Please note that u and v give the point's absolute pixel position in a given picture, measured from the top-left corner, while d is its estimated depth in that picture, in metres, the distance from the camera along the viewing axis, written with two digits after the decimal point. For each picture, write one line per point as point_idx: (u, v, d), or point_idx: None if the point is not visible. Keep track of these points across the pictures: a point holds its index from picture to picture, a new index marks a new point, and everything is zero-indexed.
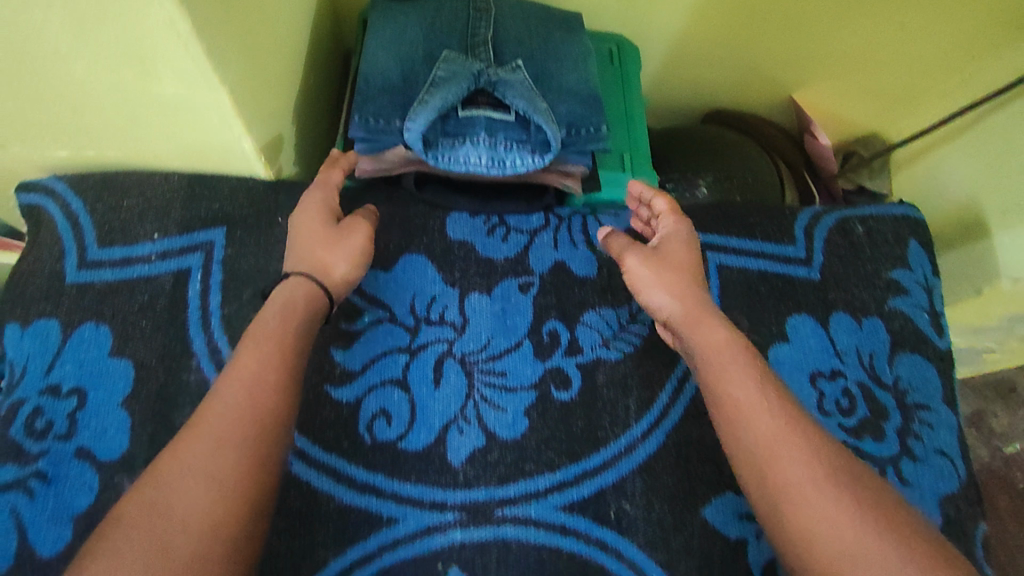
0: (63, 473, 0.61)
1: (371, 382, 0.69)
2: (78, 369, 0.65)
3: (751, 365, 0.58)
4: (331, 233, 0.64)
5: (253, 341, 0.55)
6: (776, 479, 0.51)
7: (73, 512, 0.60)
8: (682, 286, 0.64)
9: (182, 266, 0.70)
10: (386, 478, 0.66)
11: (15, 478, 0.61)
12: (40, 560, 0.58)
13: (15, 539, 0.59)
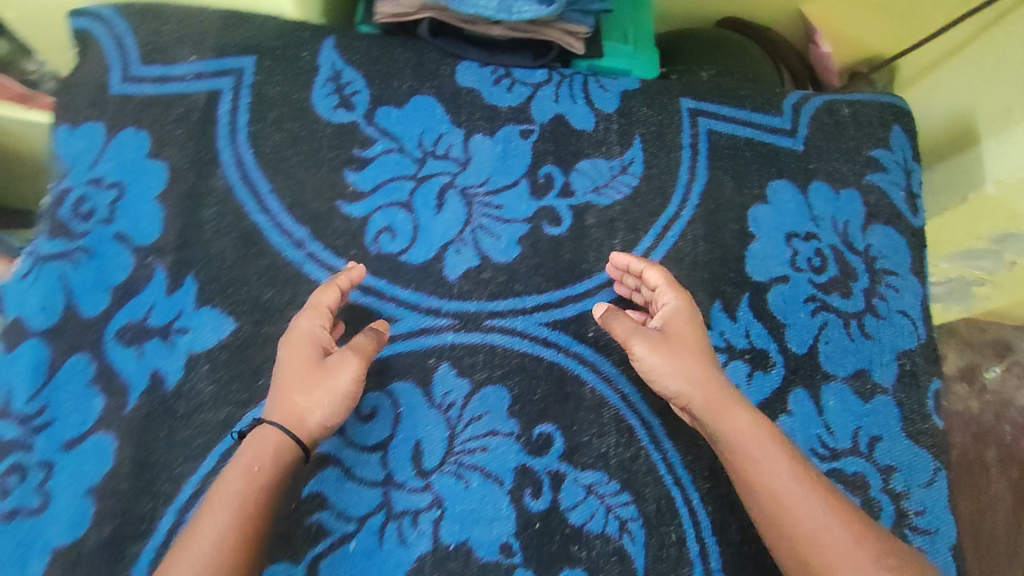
0: (104, 251, 0.69)
1: (380, 201, 0.75)
2: (119, 167, 0.72)
3: (772, 448, 0.62)
4: (316, 371, 0.62)
5: (210, 508, 0.55)
6: (822, 565, 0.56)
7: (110, 284, 0.68)
8: (701, 373, 0.65)
9: (214, 86, 0.76)
10: (388, 284, 0.72)
11: (62, 251, 0.69)
12: (83, 319, 0.66)
13: (62, 298, 0.67)
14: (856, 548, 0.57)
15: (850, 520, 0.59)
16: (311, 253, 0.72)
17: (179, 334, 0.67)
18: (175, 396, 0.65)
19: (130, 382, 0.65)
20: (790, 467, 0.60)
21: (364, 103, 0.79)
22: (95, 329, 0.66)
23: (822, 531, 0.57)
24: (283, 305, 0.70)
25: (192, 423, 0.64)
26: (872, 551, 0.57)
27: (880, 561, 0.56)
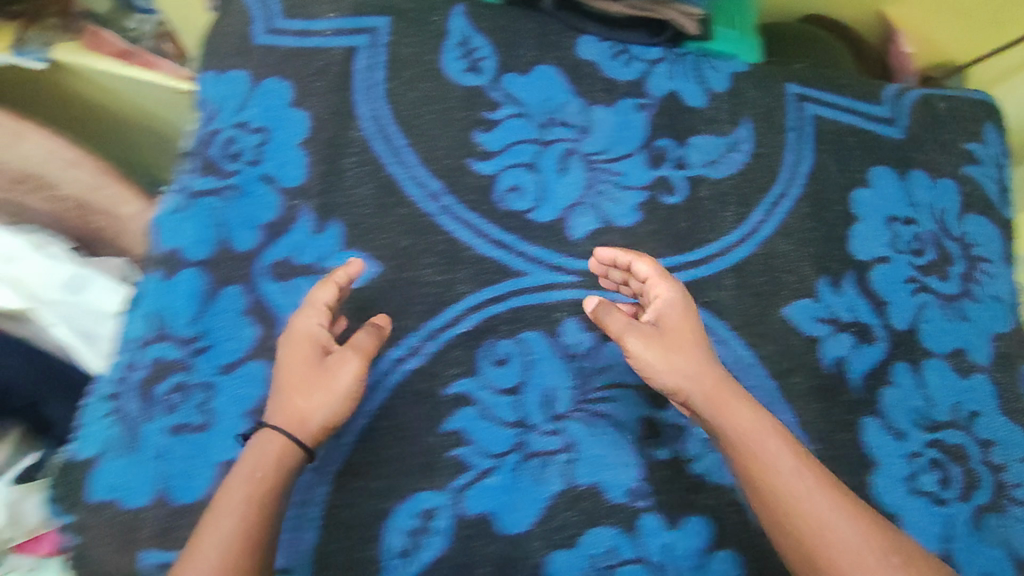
0: (251, 190, 0.72)
1: (508, 162, 0.78)
2: (265, 112, 0.75)
3: (776, 442, 0.59)
4: (318, 371, 0.61)
5: (215, 515, 0.54)
6: (832, 564, 0.54)
7: (258, 222, 0.71)
8: (694, 367, 0.63)
9: (352, 43, 0.79)
10: (517, 239, 0.75)
11: (213, 188, 0.72)
12: (237, 254, 0.70)
13: (216, 230, 0.70)
14: (865, 545, 0.55)
15: (857, 514, 0.56)
16: (446, 207, 0.75)
17: (326, 272, 0.71)
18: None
19: (281, 314, 0.68)
20: (794, 462, 0.58)
21: (491, 69, 0.81)
22: (247, 263, 0.70)
23: (830, 529, 0.55)
24: (419, 252, 0.73)
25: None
26: (882, 548, 0.54)
27: (890, 558, 0.54)
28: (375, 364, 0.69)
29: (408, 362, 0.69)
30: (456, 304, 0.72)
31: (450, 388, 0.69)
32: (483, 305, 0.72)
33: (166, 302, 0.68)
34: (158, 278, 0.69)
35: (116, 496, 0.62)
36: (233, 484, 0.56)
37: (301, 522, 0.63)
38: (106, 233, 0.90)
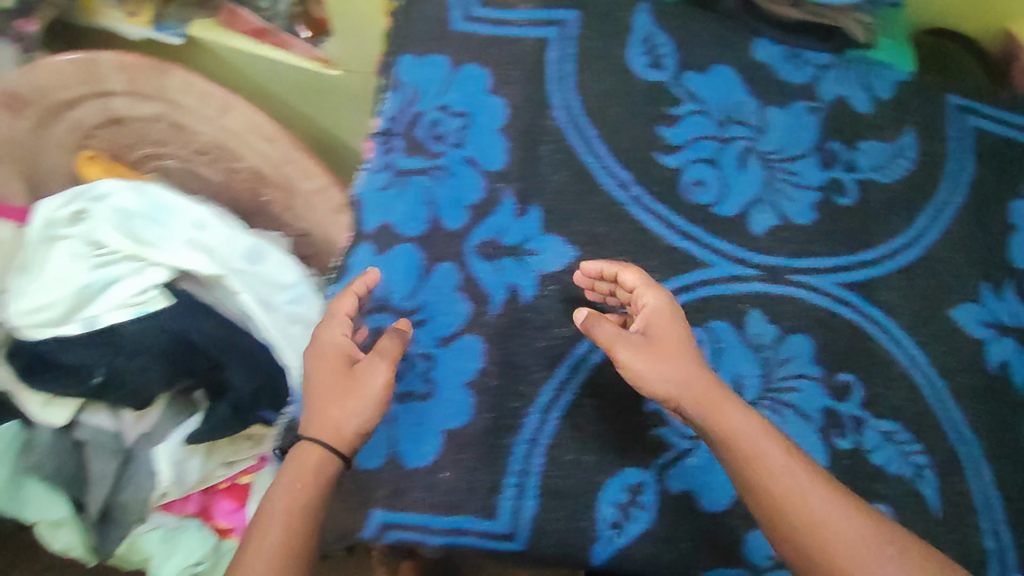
0: (456, 172, 0.75)
1: (692, 157, 0.80)
2: (465, 97, 0.78)
3: (769, 441, 0.57)
4: (345, 379, 0.61)
5: (261, 525, 0.55)
6: (833, 560, 0.52)
7: (464, 203, 0.74)
8: (706, 379, 0.60)
9: (543, 35, 0.81)
10: (704, 231, 0.78)
11: (421, 167, 0.75)
12: (447, 233, 0.73)
13: (426, 209, 0.73)
14: (857, 538, 0.53)
15: (856, 509, 0.55)
16: (636, 197, 0.78)
17: (529, 255, 0.74)
18: (529, 309, 0.72)
19: (491, 291, 0.72)
20: (787, 461, 0.56)
21: (672, 66, 0.83)
22: (458, 241, 0.73)
23: (824, 526, 0.53)
24: (614, 240, 0.76)
25: (546, 334, 0.71)
26: (873, 541, 0.53)
27: (882, 548, 0.53)
28: (574, 346, 0.71)
29: None
30: None
31: None
32: (675, 293, 0.76)
33: (382, 275, 0.71)
34: (371, 250, 0.73)
35: None
36: (274, 496, 0.57)
37: (520, 492, 0.66)
38: (272, 207, 0.91)
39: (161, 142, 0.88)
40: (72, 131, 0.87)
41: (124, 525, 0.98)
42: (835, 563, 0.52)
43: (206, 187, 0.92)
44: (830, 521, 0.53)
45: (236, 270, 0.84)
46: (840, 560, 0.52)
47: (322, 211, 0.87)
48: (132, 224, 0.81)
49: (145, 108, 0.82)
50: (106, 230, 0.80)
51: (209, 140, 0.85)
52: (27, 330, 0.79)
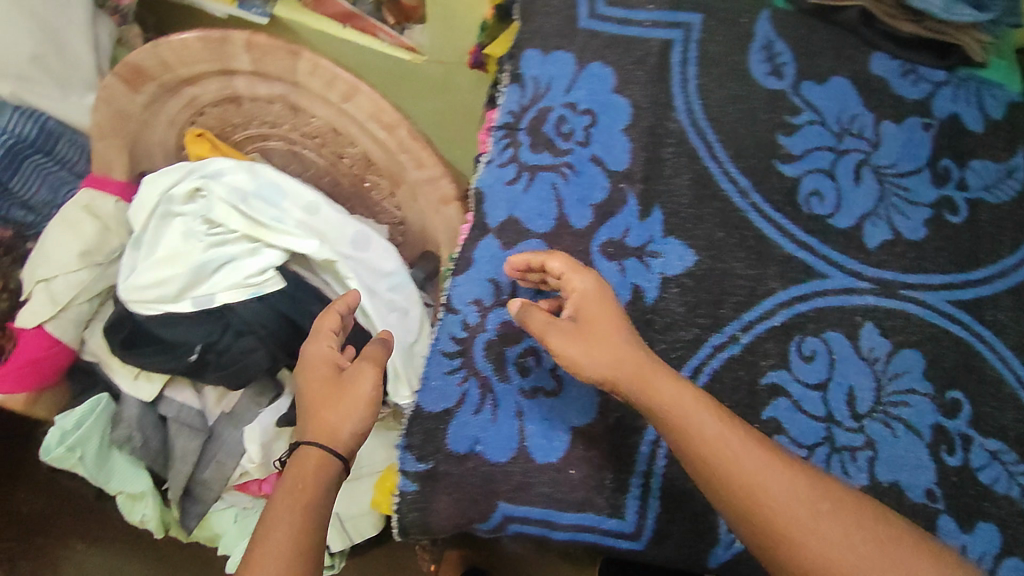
0: (584, 169, 0.75)
1: (810, 167, 0.81)
2: (591, 95, 0.78)
3: (700, 408, 0.58)
4: (335, 388, 0.68)
5: (268, 524, 0.60)
6: (775, 521, 0.54)
7: (590, 202, 0.74)
8: (570, 347, 0.61)
9: (668, 37, 0.81)
10: (819, 242, 0.79)
11: (550, 164, 0.75)
12: (575, 229, 0.73)
13: (555, 206, 0.74)
14: (791, 496, 0.54)
15: (794, 473, 0.56)
16: (755, 204, 0.78)
17: (653, 257, 0.74)
18: (652, 311, 0.72)
19: (616, 291, 0.72)
20: (720, 430, 0.57)
21: (791, 75, 0.83)
22: (584, 240, 0.73)
23: (765, 488, 0.54)
24: (733, 245, 0.76)
25: (668, 337, 0.72)
26: (809, 497, 0.54)
27: (815, 505, 0.54)
28: (697, 348, 0.72)
29: (727, 348, 0.73)
30: (767, 299, 0.75)
31: (765, 377, 0.73)
32: (792, 302, 0.76)
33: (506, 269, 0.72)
34: (497, 245, 0.73)
35: (480, 448, 0.66)
36: (279, 498, 0.62)
37: (645, 492, 0.66)
38: (373, 193, 0.93)
39: (272, 123, 0.88)
40: (185, 107, 0.88)
41: (203, 503, 0.98)
42: (783, 525, 0.53)
43: (309, 169, 0.93)
44: (772, 483, 0.54)
45: (343, 256, 0.84)
46: (782, 520, 0.53)
47: (427, 201, 0.88)
48: (245, 203, 0.80)
49: (265, 88, 0.82)
50: (221, 209, 0.80)
51: (323, 124, 0.85)
52: (139, 305, 0.80)
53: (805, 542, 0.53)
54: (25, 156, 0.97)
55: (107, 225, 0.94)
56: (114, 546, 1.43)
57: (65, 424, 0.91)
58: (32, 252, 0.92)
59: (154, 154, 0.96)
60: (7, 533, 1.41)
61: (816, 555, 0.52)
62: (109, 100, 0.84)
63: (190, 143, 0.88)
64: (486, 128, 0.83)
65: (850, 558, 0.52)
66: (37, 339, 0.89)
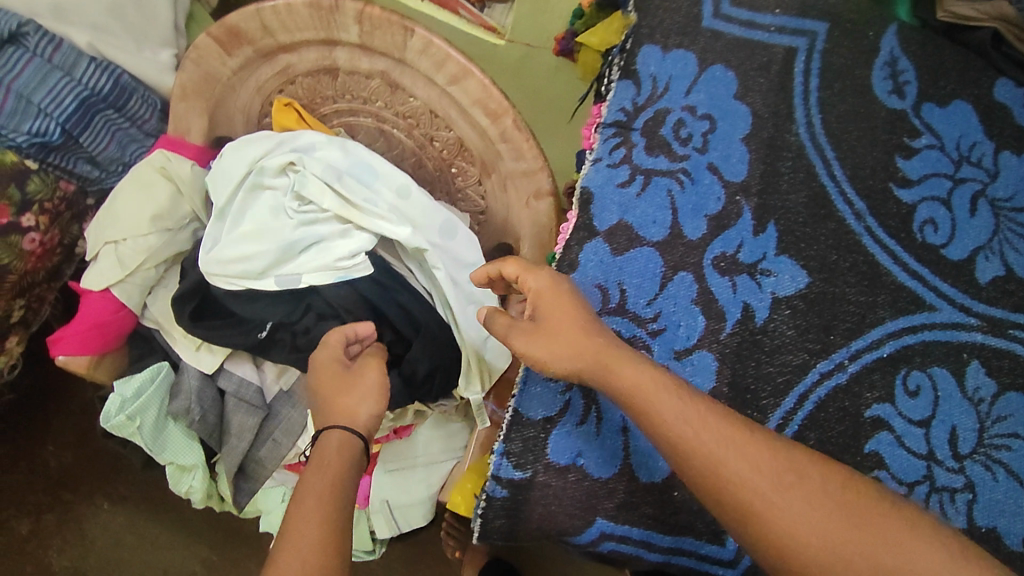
0: (701, 178, 0.73)
1: (926, 193, 0.77)
2: (711, 99, 0.75)
3: (659, 388, 0.58)
4: (344, 379, 0.70)
5: (299, 500, 0.59)
6: (738, 495, 0.54)
7: (705, 213, 0.72)
8: (531, 349, 0.62)
9: (792, 44, 0.77)
10: (932, 273, 0.75)
11: (667, 169, 0.73)
12: (689, 241, 0.71)
13: (671, 215, 0.72)
14: (752, 469, 0.54)
15: (756, 445, 0.56)
16: (869, 227, 0.75)
17: (765, 275, 0.71)
18: (762, 332, 0.70)
19: (726, 309, 0.70)
20: (682, 407, 0.57)
21: (913, 95, 0.78)
22: (698, 251, 0.71)
23: (725, 464, 0.54)
24: (845, 269, 0.73)
25: (776, 360, 0.70)
26: (770, 470, 0.54)
27: (775, 475, 0.54)
28: (804, 373, 0.70)
29: (833, 377, 0.70)
30: (875, 328, 0.73)
31: (869, 410, 0.71)
32: (900, 333, 0.73)
33: (615, 276, 0.70)
34: (605, 249, 0.71)
35: (582, 462, 0.64)
36: (306, 477, 0.62)
37: None
38: (458, 179, 0.88)
39: (365, 98, 0.85)
40: (276, 75, 0.86)
41: (255, 481, 0.96)
42: (748, 500, 0.53)
43: (394, 150, 0.89)
44: (732, 458, 0.54)
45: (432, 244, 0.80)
46: (746, 494, 0.53)
47: (518, 195, 0.83)
48: (340, 181, 0.78)
49: (367, 63, 0.81)
50: (314, 185, 0.78)
51: (420, 105, 0.82)
52: (220, 279, 0.78)
53: (770, 513, 0.53)
54: (96, 110, 0.93)
55: (179, 188, 0.89)
56: (139, 509, 1.36)
57: (125, 393, 0.88)
58: (101, 212, 0.89)
59: (233, 120, 0.93)
60: (34, 486, 1.35)
61: (782, 528, 0.52)
62: (202, 58, 0.84)
63: (278, 110, 0.85)
64: (591, 124, 0.78)
65: (817, 528, 0.52)
66: (102, 303, 0.86)
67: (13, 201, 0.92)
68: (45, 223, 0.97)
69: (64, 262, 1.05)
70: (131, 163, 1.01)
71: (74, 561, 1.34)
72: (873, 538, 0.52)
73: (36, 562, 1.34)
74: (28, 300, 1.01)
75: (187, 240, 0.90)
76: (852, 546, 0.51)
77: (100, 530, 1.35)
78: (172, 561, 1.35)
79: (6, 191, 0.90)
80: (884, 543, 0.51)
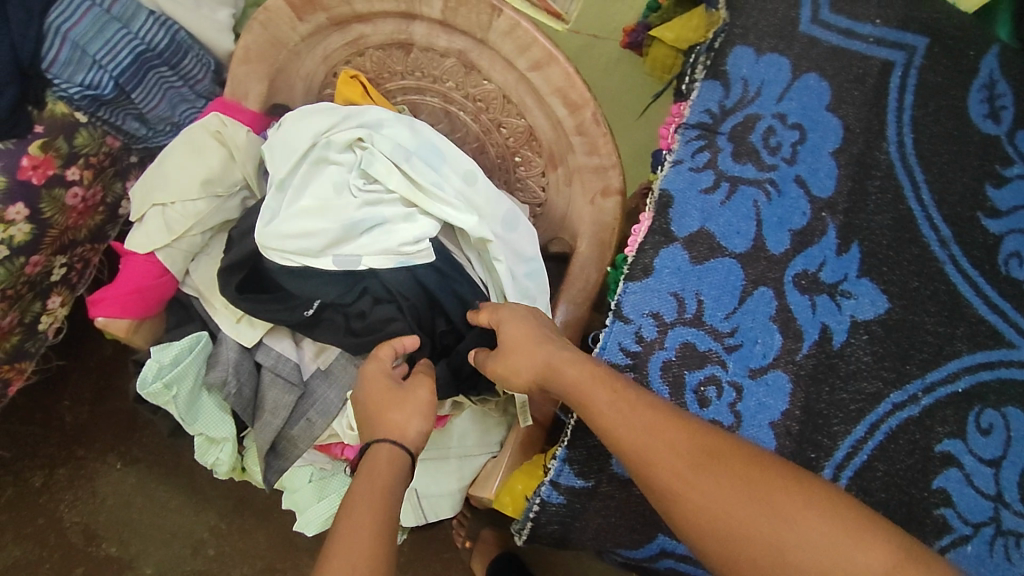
0: (787, 191, 0.70)
1: (1016, 225, 0.73)
2: (803, 108, 0.72)
3: (594, 379, 0.60)
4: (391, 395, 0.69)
5: (350, 516, 0.60)
6: (654, 479, 0.55)
7: (790, 227, 0.70)
8: (500, 372, 0.66)
9: (889, 58, 0.73)
10: (1015, 309, 0.71)
11: (754, 178, 0.71)
12: (772, 256, 0.69)
13: (755, 226, 0.70)
14: (672, 452, 0.55)
15: (682, 432, 0.56)
16: (953, 256, 0.72)
17: (845, 297, 0.69)
18: (838, 356, 0.68)
19: (805, 329, 0.68)
20: (613, 397, 0.58)
21: (1009, 121, 0.74)
22: (780, 267, 0.69)
23: (651, 452, 0.55)
24: (926, 297, 0.70)
25: (850, 387, 0.68)
26: (690, 454, 0.55)
27: (697, 463, 0.54)
28: (877, 402, 0.68)
29: (906, 408, 0.68)
30: (952, 361, 0.70)
31: (939, 444, 0.68)
32: (976, 368, 0.70)
33: (693, 284, 0.69)
34: (683, 257, 0.69)
35: None
36: (356, 491, 0.62)
37: None
38: (521, 168, 0.85)
39: (435, 78, 0.82)
40: (345, 45, 0.83)
41: (286, 459, 0.92)
42: (664, 483, 0.55)
43: (456, 133, 0.86)
44: (651, 443, 0.55)
45: (495, 235, 0.77)
46: (662, 477, 0.55)
47: (583, 190, 0.79)
48: (407, 162, 0.76)
49: (444, 40, 0.78)
50: (381, 165, 0.76)
51: (493, 89, 0.79)
52: (277, 253, 0.75)
53: (689, 495, 0.54)
54: (150, 67, 0.89)
55: (231, 154, 0.86)
56: (153, 470, 1.33)
57: (162, 359, 0.84)
58: (150, 172, 0.86)
59: (293, 88, 0.90)
60: (49, 439, 1.32)
61: (696, 509, 0.53)
62: (271, 21, 0.80)
63: (343, 84, 0.82)
64: (668, 123, 0.75)
65: (729, 510, 0.53)
66: (146, 266, 0.84)
67: (60, 153, 0.90)
68: (89, 178, 0.95)
69: (107, 222, 1.04)
70: (180, 124, 0.97)
71: (84, 517, 1.31)
72: (785, 523, 0.52)
73: (48, 516, 1.31)
74: (70, 260, 1.01)
75: (235, 208, 0.88)
76: (762, 529, 0.52)
77: (112, 488, 1.32)
78: (181, 526, 1.31)
79: (54, 142, 0.89)
80: (797, 528, 0.52)
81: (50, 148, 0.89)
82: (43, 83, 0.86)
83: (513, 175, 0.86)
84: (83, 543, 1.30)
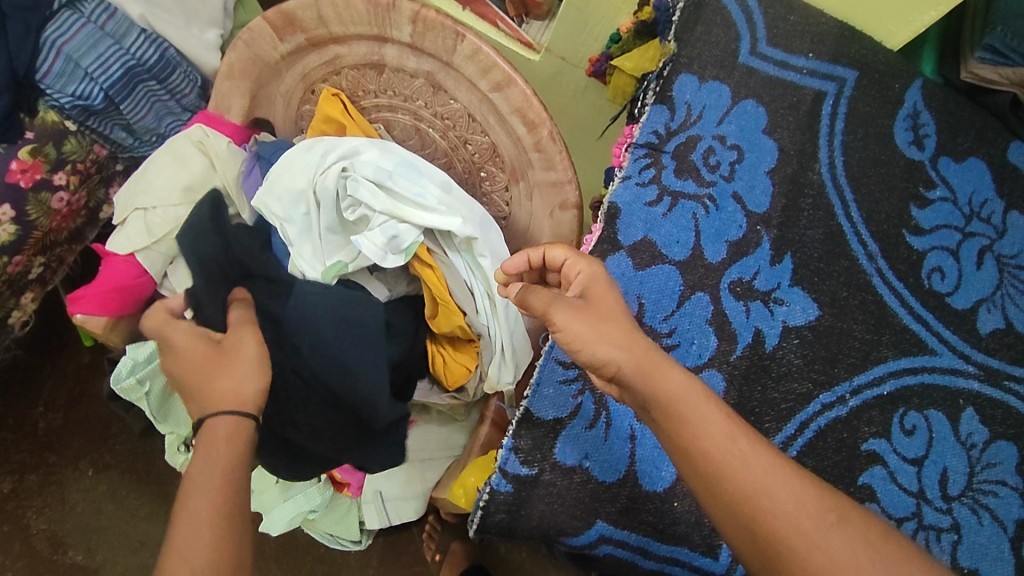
0: (726, 207, 0.77)
1: (936, 243, 0.79)
2: (741, 131, 0.79)
3: (701, 408, 0.54)
4: (217, 356, 0.67)
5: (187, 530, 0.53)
6: (764, 525, 0.51)
7: (726, 238, 0.76)
8: (574, 325, 0.56)
9: (821, 88, 0.80)
10: (935, 319, 0.77)
11: (694, 193, 0.77)
12: (708, 264, 0.75)
13: (694, 235, 0.76)
14: (793, 500, 0.52)
15: (792, 474, 0.53)
16: (880, 269, 0.77)
17: (777, 304, 0.74)
18: (770, 358, 0.73)
19: (738, 332, 0.73)
20: (726, 425, 0.54)
21: (931, 147, 0.81)
22: (717, 274, 0.75)
23: (771, 494, 0.52)
24: (855, 306, 0.76)
25: (781, 387, 0.73)
26: (809, 503, 0.52)
27: (817, 512, 0.51)
28: (807, 402, 0.73)
29: (834, 408, 0.73)
30: (879, 365, 0.75)
31: (865, 443, 0.72)
32: (900, 373, 0.75)
33: (635, 289, 0.74)
34: (628, 263, 0.74)
35: (587, 464, 0.67)
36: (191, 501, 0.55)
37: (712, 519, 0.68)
38: (485, 183, 0.91)
39: (406, 96, 0.88)
40: (323, 64, 0.89)
41: None
42: (783, 531, 0.51)
43: (427, 148, 0.92)
44: (767, 484, 0.52)
45: (478, 233, 0.83)
46: (781, 525, 0.51)
47: (543, 204, 0.85)
48: (389, 181, 0.82)
49: (414, 62, 0.84)
50: (366, 189, 0.82)
51: (459, 108, 0.85)
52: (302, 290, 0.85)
53: (806, 549, 0.50)
54: (139, 80, 0.94)
55: (213, 163, 0.91)
56: (124, 478, 1.34)
57: (136, 356, 0.89)
58: (134, 179, 0.91)
59: (274, 105, 0.97)
60: (20, 445, 1.33)
61: (816, 563, 0.50)
62: (255, 40, 0.86)
63: (324, 100, 0.88)
64: (620, 143, 0.81)
65: (853, 568, 0.50)
66: (126, 267, 0.87)
67: (48, 158, 0.94)
68: (75, 183, 0.99)
69: (87, 225, 1.08)
70: (165, 135, 1.03)
71: (51, 524, 1.31)
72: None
73: (15, 522, 1.31)
74: (48, 259, 1.05)
75: None
76: None
77: (81, 494, 1.33)
78: (150, 534, 1.32)
79: (43, 147, 0.93)
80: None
81: (39, 153, 0.93)
82: (36, 92, 0.90)
83: (478, 189, 0.92)
84: (49, 550, 1.30)
